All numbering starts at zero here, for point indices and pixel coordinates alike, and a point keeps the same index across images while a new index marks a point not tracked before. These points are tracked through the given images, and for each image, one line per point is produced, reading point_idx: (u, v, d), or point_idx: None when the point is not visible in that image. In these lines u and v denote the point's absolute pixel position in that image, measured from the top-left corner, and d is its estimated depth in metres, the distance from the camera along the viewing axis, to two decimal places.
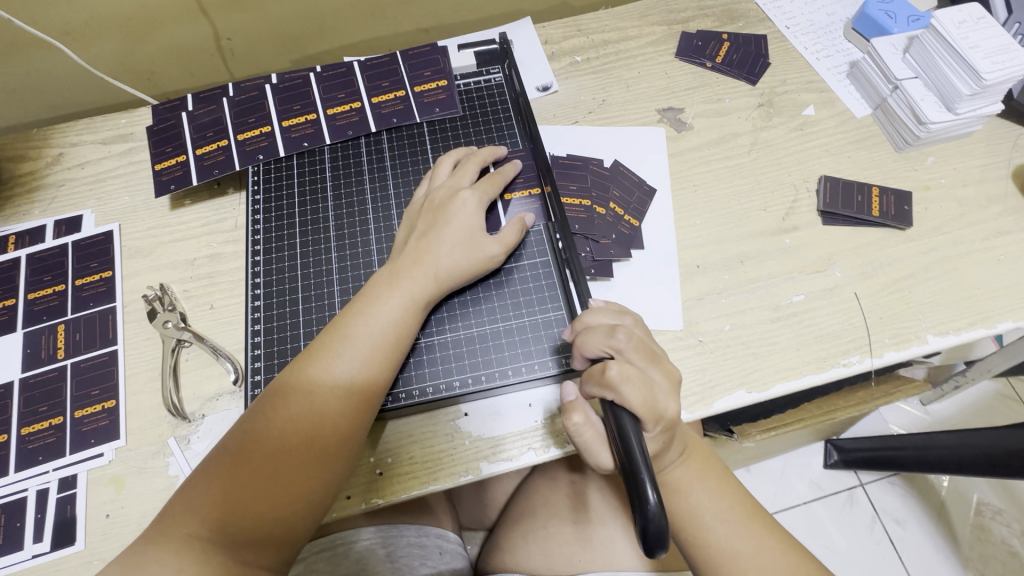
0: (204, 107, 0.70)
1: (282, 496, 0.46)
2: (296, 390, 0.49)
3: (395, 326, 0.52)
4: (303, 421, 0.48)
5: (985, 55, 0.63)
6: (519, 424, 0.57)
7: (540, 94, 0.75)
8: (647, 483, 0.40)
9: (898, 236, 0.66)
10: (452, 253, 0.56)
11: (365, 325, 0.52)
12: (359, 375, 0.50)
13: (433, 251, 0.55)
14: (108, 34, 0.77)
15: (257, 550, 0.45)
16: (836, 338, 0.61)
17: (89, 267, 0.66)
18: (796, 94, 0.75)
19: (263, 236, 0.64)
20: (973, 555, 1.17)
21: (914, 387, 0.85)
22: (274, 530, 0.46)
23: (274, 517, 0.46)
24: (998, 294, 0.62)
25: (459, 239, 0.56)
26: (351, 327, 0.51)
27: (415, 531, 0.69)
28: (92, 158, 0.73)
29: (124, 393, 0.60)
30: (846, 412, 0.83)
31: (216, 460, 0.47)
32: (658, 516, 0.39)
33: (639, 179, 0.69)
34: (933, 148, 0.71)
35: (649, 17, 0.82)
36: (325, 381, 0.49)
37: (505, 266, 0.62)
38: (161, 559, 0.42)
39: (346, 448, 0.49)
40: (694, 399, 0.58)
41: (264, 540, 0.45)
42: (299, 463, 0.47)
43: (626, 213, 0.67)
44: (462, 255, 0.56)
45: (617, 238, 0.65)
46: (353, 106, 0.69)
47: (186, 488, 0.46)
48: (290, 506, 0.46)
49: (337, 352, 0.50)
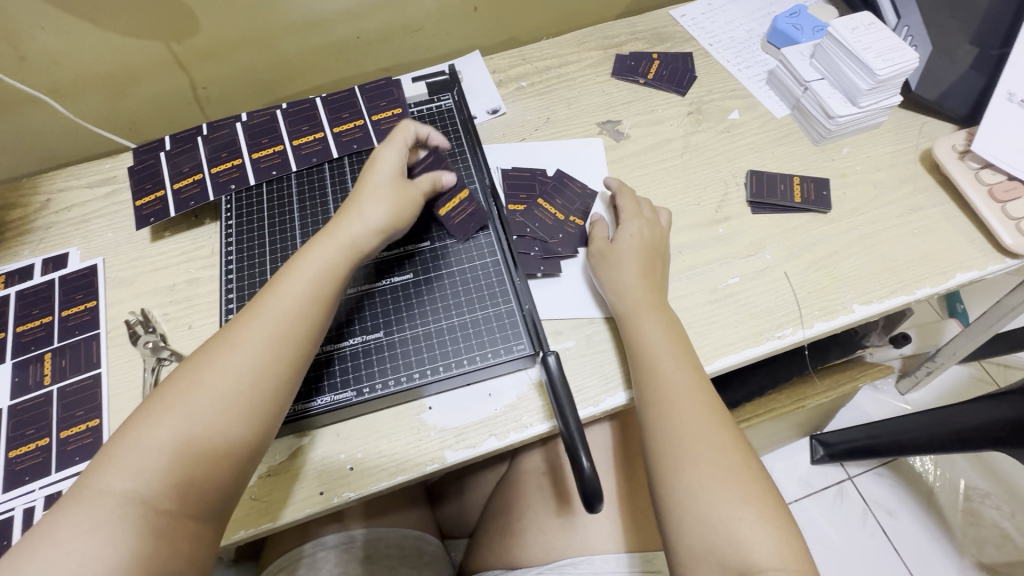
0: (181, 146, 0.76)
1: (214, 447, 0.47)
2: (216, 352, 0.51)
3: (319, 273, 0.56)
4: (228, 365, 0.50)
5: (876, 54, 0.70)
6: (480, 414, 0.61)
7: (491, 117, 0.83)
8: (582, 460, 0.50)
9: (821, 219, 0.72)
10: (387, 202, 0.61)
11: (284, 293, 0.54)
12: (286, 315, 0.53)
13: (360, 210, 0.60)
14: (94, 90, 0.85)
15: (180, 500, 0.45)
16: (770, 313, 0.66)
17: (75, 298, 0.71)
18: (721, 101, 0.83)
19: (235, 258, 0.69)
20: (967, 540, 1.21)
21: (879, 370, 0.93)
22: (202, 472, 0.46)
23: (208, 469, 0.47)
24: (915, 264, 0.68)
25: (385, 195, 0.62)
26: (271, 292, 0.54)
27: (394, 533, 0.74)
28: (78, 202, 0.79)
29: (108, 412, 0.63)
30: (814, 399, 0.93)
31: (128, 429, 0.47)
32: (590, 479, 0.49)
33: (582, 186, 0.75)
34: (848, 140, 0.78)
35: (587, 43, 0.91)
36: (251, 340, 0.51)
37: (444, 254, 0.68)
38: (73, 521, 0.42)
39: (273, 384, 0.51)
40: (577, 397, 0.61)
41: (194, 483, 0.46)
42: (226, 403, 0.48)
43: (571, 215, 0.72)
44: (388, 208, 0.61)
45: (564, 238, 0.71)
46: (316, 137, 0.75)
47: (104, 448, 0.46)
48: (224, 458, 0.48)
49: (259, 314, 0.53)
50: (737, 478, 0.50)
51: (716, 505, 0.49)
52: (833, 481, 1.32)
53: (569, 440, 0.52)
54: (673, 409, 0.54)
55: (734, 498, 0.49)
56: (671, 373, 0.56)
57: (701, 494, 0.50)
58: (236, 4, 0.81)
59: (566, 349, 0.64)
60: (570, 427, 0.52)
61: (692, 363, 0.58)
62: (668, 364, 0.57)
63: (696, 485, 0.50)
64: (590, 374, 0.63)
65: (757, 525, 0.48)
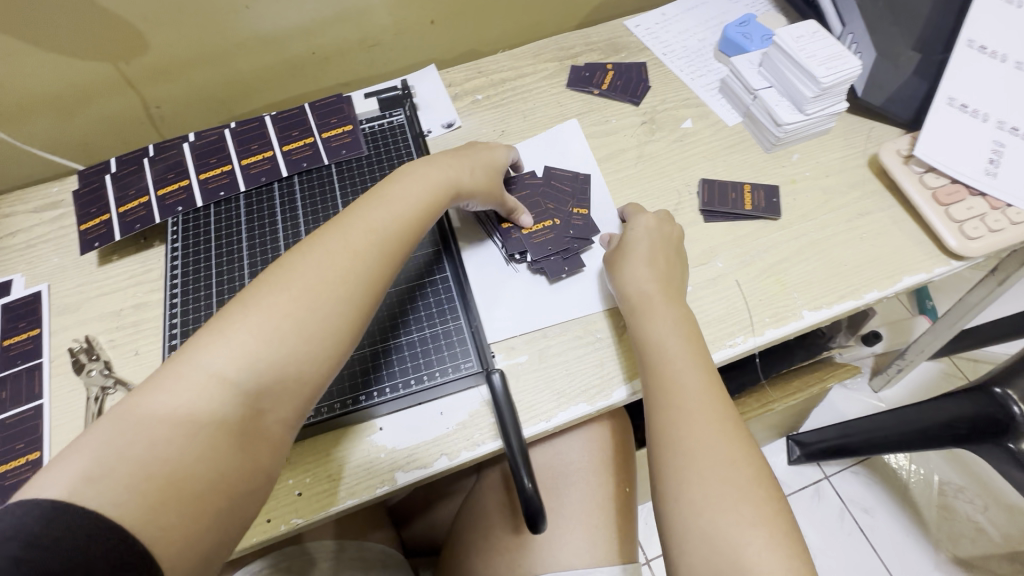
0: (127, 168, 0.75)
1: (301, 350, 0.48)
2: (295, 274, 0.51)
3: (409, 207, 0.61)
4: (336, 270, 0.52)
5: (820, 62, 0.71)
6: (430, 433, 0.60)
7: (445, 130, 0.82)
8: (524, 480, 0.53)
9: (771, 226, 0.72)
10: (473, 170, 0.67)
11: (367, 220, 0.57)
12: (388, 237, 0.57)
13: (464, 168, 0.67)
14: (40, 113, 0.83)
15: (273, 400, 0.47)
16: (722, 322, 0.66)
17: (17, 327, 0.69)
18: (674, 110, 0.84)
19: (180, 282, 0.68)
20: (942, 535, 1.22)
21: (844, 372, 0.94)
22: (298, 373, 0.48)
23: (280, 385, 0.47)
24: (864, 268, 0.68)
25: (480, 167, 0.69)
26: (375, 209, 0.59)
27: (359, 545, 0.72)
28: (24, 227, 0.77)
29: (49, 443, 0.62)
30: (781, 403, 0.93)
31: (202, 337, 0.46)
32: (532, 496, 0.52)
33: (574, 172, 0.77)
34: (798, 146, 0.79)
35: (543, 55, 0.91)
36: (331, 267, 0.52)
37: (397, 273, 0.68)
38: (179, 396, 0.43)
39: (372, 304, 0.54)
40: (528, 414, 0.61)
41: (289, 381, 0.48)
42: (330, 308, 0.51)
43: (574, 208, 0.74)
44: (484, 178, 0.68)
45: (578, 230, 0.71)
46: (265, 156, 0.75)
47: (202, 332, 0.47)
48: (309, 361, 0.49)
49: (349, 230, 0.56)
50: (731, 468, 0.49)
51: (705, 496, 0.48)
52: (810, 481, 1.32)
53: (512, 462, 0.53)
54: (684, 418, 0.52)
55: (727, 488, 0.47)
56: (682, 371, 0.55)
57: (693, 485, 0.48)
58: (184, 22, 0.80)
59: (519, 365, 0.64)
60: (513, 446, 0.54)
61: (697, 348, 0.57)
62: (674, 349, 0.56)
63: (688, 473, 0.49)
64: (542, 389, 0.62)
65: (748, 520, 0.46)
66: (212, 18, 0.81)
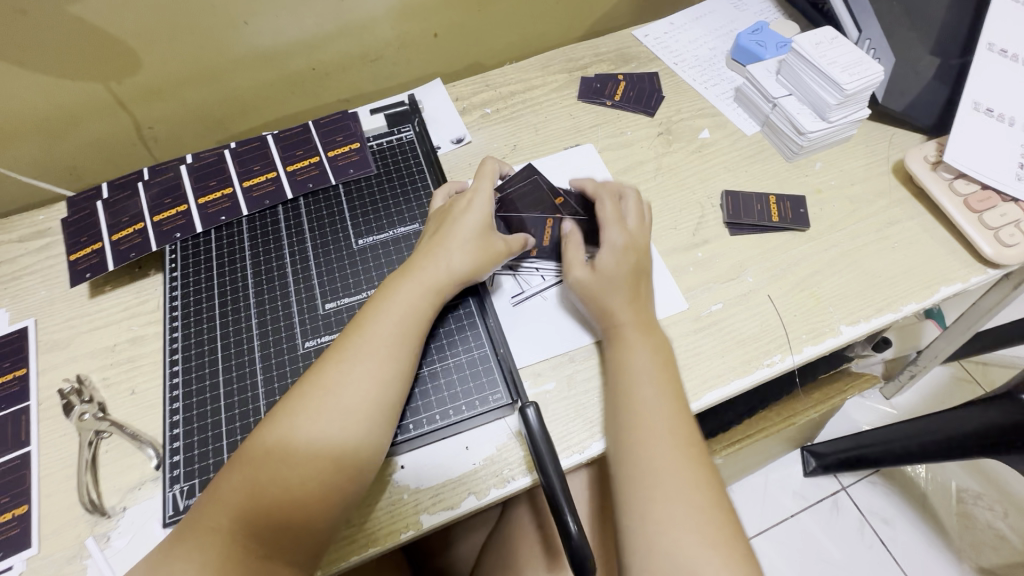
0: (120, 193, 0.70)
1: (303, 491, 0.47)
2: (312, 397, 0.50)
3: (412, 310, 0.56)
4: (333, 395, 0.50)
5: (842, 68, 0.69)
6: (457, 470, 0.56)
7: (455, 146, 0.79)
8: (569, 521, 0.47)
9: (800, 237, 0.70)
10: (461, 242, 0.60)
11: (362, 327, 0.54)
12: (394, 337, 0.54)
13: (446, 249, 0.59)
14: (25, 137, 0.78)
15: (277, 548, 0.45)
16: (757, 340, 0.63)
17: (2, 366, 0.64)
18: (691, 120, 0.81)
19: (181, 315, 0.63)
20: (965, 545, 1.19)
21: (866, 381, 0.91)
22: (301, 521, 0.46)
23: (288, 531, 0.46)
24: (897, 279, 0.66)
25: (467, 237, 0.60)
26: (376, 309, 0.55)
27: None
28: (9, 257, 0.72)
29: (37, 496, 0.56)
30: (804, 415, 0.89)
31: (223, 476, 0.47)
32: (579, 540, 0.46)
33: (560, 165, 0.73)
34: (820, 154, 0.77)
35: (551, 67, 0.88)
36: (343, 385, 0.51)
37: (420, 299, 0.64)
38: (188, 555, 0.43)
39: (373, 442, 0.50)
40: (561, 445, 0.57)
41: (293, 530, 0.46)
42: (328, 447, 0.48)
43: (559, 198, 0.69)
44: (473, 250, 0.60)
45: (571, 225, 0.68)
46: (269, 177, 0.71)
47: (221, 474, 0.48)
48: (314, 501, 0.47)
49: (345, 343, 0.53)
50: (693, 490, 0.49)
51: (669, 526, 0.48)
52: (828, 493, 1.29)
53: (553, 496, 0.48)
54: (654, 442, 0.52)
55: (690, 525, 0.47)
56: (651, 398, 0.54)
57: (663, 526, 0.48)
58: (178, 40, 0.76)
59: (547, 393, 0.60)
60: (551, 483, 0.49)
61: (670, 374, 0.56)
62: (644, 374, 0.55)
63: (651, 507, 0.49)
64: (573, 419, 0.58)
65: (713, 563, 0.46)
66: (208, 34, 0.77)
